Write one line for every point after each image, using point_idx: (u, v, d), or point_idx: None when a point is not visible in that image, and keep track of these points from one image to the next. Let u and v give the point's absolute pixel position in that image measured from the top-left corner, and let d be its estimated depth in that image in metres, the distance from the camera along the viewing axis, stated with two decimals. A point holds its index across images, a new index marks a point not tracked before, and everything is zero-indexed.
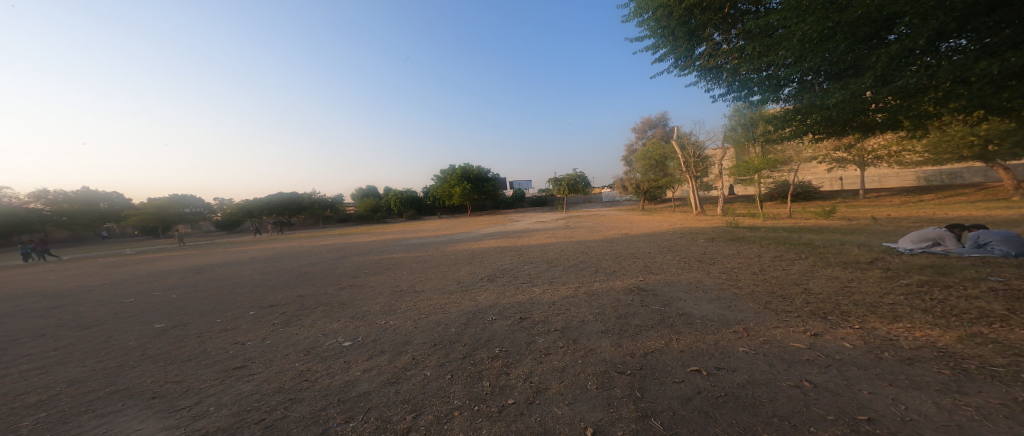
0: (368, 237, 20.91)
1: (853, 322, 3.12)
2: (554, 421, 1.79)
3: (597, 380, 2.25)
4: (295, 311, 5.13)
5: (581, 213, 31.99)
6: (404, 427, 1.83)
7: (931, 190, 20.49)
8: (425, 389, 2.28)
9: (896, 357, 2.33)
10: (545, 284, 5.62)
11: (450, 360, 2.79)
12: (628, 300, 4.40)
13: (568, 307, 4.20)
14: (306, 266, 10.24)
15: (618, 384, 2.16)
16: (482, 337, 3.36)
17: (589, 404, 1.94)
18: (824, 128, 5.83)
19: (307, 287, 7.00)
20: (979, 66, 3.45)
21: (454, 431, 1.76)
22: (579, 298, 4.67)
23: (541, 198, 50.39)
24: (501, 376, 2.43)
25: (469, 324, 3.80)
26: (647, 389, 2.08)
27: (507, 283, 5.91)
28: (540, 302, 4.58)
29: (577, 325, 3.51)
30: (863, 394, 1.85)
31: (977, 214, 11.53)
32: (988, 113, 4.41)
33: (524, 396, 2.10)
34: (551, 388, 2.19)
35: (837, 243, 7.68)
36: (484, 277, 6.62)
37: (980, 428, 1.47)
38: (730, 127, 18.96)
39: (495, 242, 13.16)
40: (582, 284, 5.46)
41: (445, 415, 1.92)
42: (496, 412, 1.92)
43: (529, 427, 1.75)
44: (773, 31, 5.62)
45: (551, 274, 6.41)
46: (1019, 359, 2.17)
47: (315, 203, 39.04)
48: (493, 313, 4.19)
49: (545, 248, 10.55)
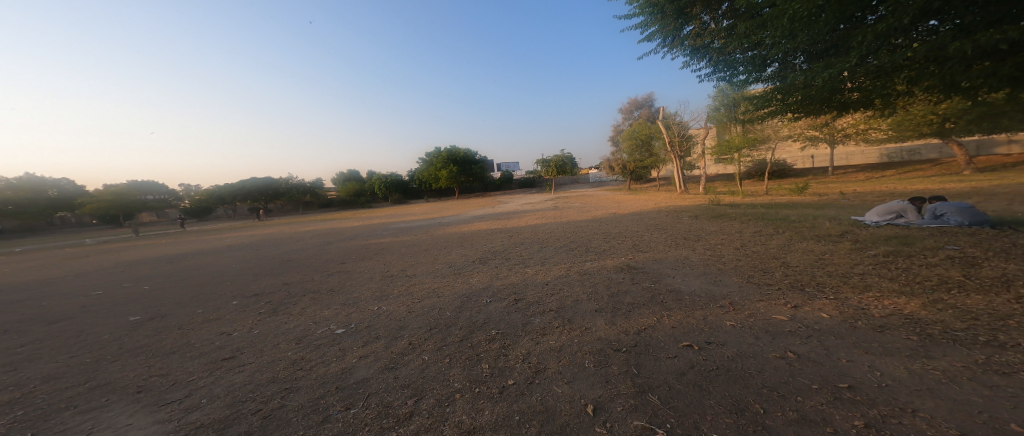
0: (352, 222, 20.41)
1: (829, 293, 3.34)
2: (554, 400, 1.86)
3: (595, 358, 2.33)
4: (281, 300, 5.03)
5: (569, 194, 32.25)
6: (406, 411, 1.86)
7: (893, 166, 21.77)
8: (425, 373, 2.31)
9: (869, 326, 2.52)
10: (537, 265, 5.71)
11: (447, 344, 2.82)
12: (619, 278, 4.55)
13: (562, 287, 4.30)
14: (289, 253, 9.99)
15: (615, 362, 2.25)
16: (477, 319, 3.40)
17: (587, 382, 2.01)
18: (804, 108, 5.95)
19: (292, 275, 6.85)
20: (954, 46, 3.56)
21: (457, 414, 1.80)
22: (571, 277, 4.78)
23: (530, 180, 50.38)
24: (500, 358, 2.48)
25: (464, 308, 3.84)
26: (642, 365, 2.18)
27: (500, 265, 5.96)
28: (534, 282, 4.67)
29: (572, 304, 3.61)
30: (843, 362, 2.01)
31: (935, 188, 12.33)
32: (954, 91, 4.62)
33: (524, 376, 2.16)
34: (550, 367, 2.25)
35: (810, 218, 8.10)
36: (476, 259, 6.64)
37: (945, 390, 1.63)
38: (713, 107, 19.28)
39: (486, 224, 13.14)
40: (574, 264, 5.57)
41: (446, 398, 1.96)
42: (497, 393, 1.98)
43: (531, 406, 1.81)
44: (760, 9, 5.60)
45: (543, 255, 6.51)
46: (974, 323, 2.42)
47: (291, 188, 36.87)
48: (487, 295, 4.25)
49: (535, 229, 10.61)
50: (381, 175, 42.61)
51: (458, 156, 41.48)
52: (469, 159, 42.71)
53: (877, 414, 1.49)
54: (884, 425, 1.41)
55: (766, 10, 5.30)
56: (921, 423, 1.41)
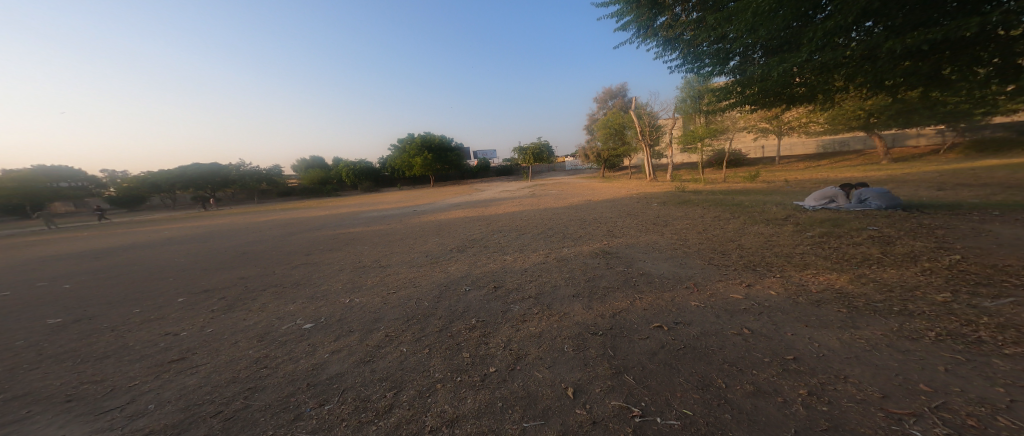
0: (316, 211, 19.28)
1: (776, 272, 3.69)
2: (535, 385, 1.92)
3: (573, 342, 2.43)
4: (238, 295, 4.70)
5: (544, 181, 32.51)
6: (385, 404, 1.85)
7: (830, 156, 24.13)
8: (403, 365, 2.29)
9: (809, 301, 2.84)
10: (515, 252, 5.76)
11: (426, 334, 2.80)
12: (594, 263, 4.72)
13: (540, 273, 4.39)
14: (246, 245, 9.29)
15: (592, 345, 2.36)
16: (457, 308, 3.40)
17: (566, 367, 2.09)
18: (760, 100, 6.35)
19: (250, 268, 6.39)
20: (887, 46, 3.95)
21: (439, 404, 1.81)
22: (549, 263, 4.88)
23: (506, 168, 50.01)
24: (480, 346, 2.51)
25: (443, 297, 3.81)
26: (618, 347, 2.30)
27: (477, 253, 5.94)
28: (513, 269, 4.73)
29: (550, 290, 3.70)
30: (789, 336, 2.25)
31: (863, 175, 13.85)
32: (885, 88, 5.13)
33: (505, 363, 2.21)
34: (530, 353, 2.32)
35: (761, 203, 8.82)
36: (453, 248, 6.57)
37: (869, 357, 1.89)
38: (681, 99, 20.13)
39: (462, 213, 12.95)
40: (552, 250, 5.68)
41: (427, 389, 1.96)
42: (479, 381, 2.00)
43: (513, 392, 1.86)
44: (727, 3, 5.85)
45: (521, 242, 6.57)
46: (891, 295, 2.80)
47: (243, 175, 33.81)
48: (466, 283, 4.25)
49: (513, 216, 10.62)
50: (348, 162, 40.34)
51: (432, 143, 40.10)
52: (445, 146, 41.37)
53: (816, 382, 1.70)
54: (823, 392, 1.61)
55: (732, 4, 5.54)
56: (851, 388, 1.62)
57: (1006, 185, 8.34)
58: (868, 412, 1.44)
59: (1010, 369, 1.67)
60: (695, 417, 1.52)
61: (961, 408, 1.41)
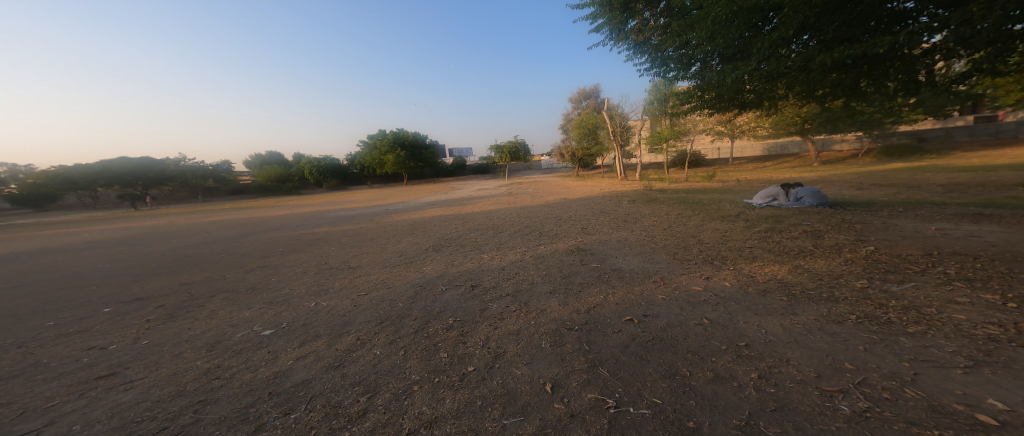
0: (274, 210, 17.91)
1: (730, 265, 4.01)
2: (515, 382, 1.94)
3: (550, 338, 2.48)
4: (182, 303, 4.27)
5: (518, 180, 32.66)
6: (359, 409, 1.77)
7: (775, 158, 26.57)
8: (377, 369, 2.21)
9: (757, 290, 3.12)
10: (492, 251, 5.74)
11: (401, 336, 2.72)
12: (569, 259, 4.83)
13: (517, 271, 4.42)
14: (192, 248, 8.44)
15: (568, 340, 2.42)
16: (433, 308, 3.33)
17: (545, 362, 2.13)
18: (717, 105, 6.83)
19: (196, 273, 5.82)
20: (821, 58, 4.41)
21: (416, 405, 1.77)
22: (526, 261, 4.93)
23: (483, 167, 49.36)
24: (458, 345, 2.48)
25: (418, 297, 3.72)
26: (593, 341, 2.38)
27: (454, 252, 5.85)
28: (489, 268, 4.71)
29: (527, 288, 3.74)
30: (742, 324, 2.46)
31: (802, 175, 15.41)
32: (819, 98, 5.73)
33: (484, 362, 2.21)
34: (509, 351, 2.33)
35: (718, 201, 9.51)
36: (429, 247, 6.41)
37: (806, 340, 2.12)
38: (648, 101, 21.15)
39: (437, 211, 12.65)
40: (528, 248, 5.73)
41: (403, 392, 1.90)
42: (457, 381, 1.98)
43: (492, 390, 1.86)
44: (690, 11, 6.23)
45: (498, 240, 6.56)
46: (823, 283, 3.15)
47: (183, 170, 30.41)
48: (442, 283, 4.17)
49: (489, 215, 10.55)
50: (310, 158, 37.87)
51: (406, 140, 38.65)
52: (417, 142, 39.99)
53: (765, 366, 1.87)
54: (770, 375, 1.78)
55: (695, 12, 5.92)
56: (792, 370, 1.81)
57: (911, 185, 9.67)
58: (807, 391, 1.61)
59: (912, 346, 1.95)
60: (664, 405, 1.62)
61: (876, 382, 1.63)
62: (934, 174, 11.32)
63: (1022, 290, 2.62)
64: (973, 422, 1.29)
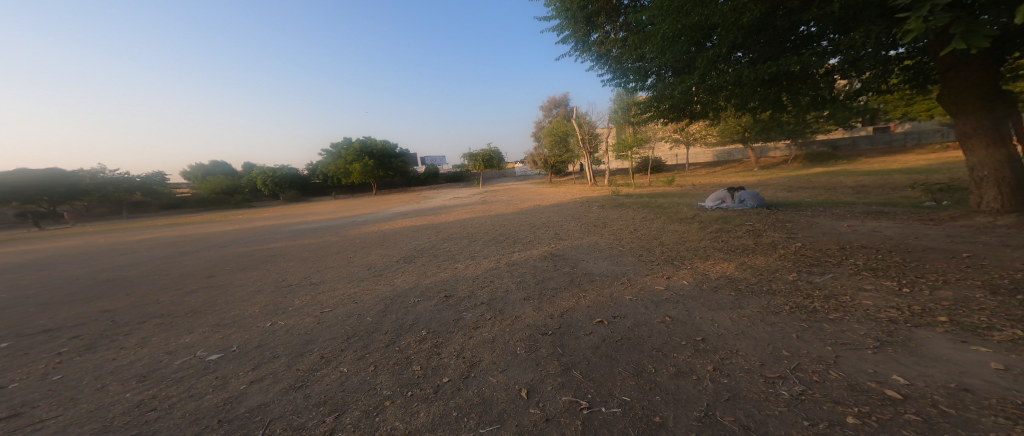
0: (219, 226, 16.25)
1: (688, 264, 4.31)
2: (490, 390, 1.93)
3: (525, 344, 2.49)
4: (105, 332, 3.73)
5: (489, 187, 32.62)
6: (325, 430, 1.66)
7: (724, 164, 28.99)
8: (345, 386, 2.08)
9: (711, 287, 3.37)
10: (466, 260, 5.67)
11: (370, 351, 2.59)
12: (543, 265, 4.90)
13: (492, 279, 4.40)
14: (119, 270, 7.41)
15: (543, 345, 2.45)
16: (405, 321, 3.21)
17: (520, 368, 2.14)
18: (671, 114, 7.32)
19: (123, 299, 5.11)
20: (752, 73, 4.94)
21: (389, 421, 1.69)
22: (500, 269, 4.92)
23: (455, 176, 48.61)
24: (433, 357, 2.42)
25: (389, 310, 3.57)
26: (566, 344, 2.44)
27: (426, 263, 5.69)
28: (464, 277, 4.64)
29: (502, 295, 3.73)
30: (699, 319, 2.64)
31: (747, 179, 16.96)
32: (755, 110, 6.36)
33: (459, 372, 2.17)
34: (484, 359, 2.31)
35: (676, 205, 10.16)
36: (400, 259, 6.18)
37: (753, 331, 2.33)
38: (613, 110, 22.30)
39: (408, 222, 12.25)
40: (503, 256, 5.73)
41: (374, 408, 1.81)
42: (432, 393, 1.93)
43: (468, 400, 1.83)
44: (645, 27, 6.72)
45: (473, 249, 6.49)
46: (764, 277, 3.48)
47: (103, 183, 26.64)
48: (414, 295, 4.04)
49: (463, 223, 10.41)
50: (262, 168, 35.11)
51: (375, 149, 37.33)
52: (387, 151, 38.64)
53: (719, 358, 2.03)
54: (723, 366, 1.93)
55: (648, 27, 6.39)
56: (741, 360, 1.98)
57: (832, 187, 11.04)
58: (754, 379, 1.77)
59: (834, 331, 2.22)
60: (633, 403, 1.69)
61: (808, 366, 1.82)
62: (850, 177, 13.00)
63: (913, 276, 3.09)
64: (883, 396, 1.49)
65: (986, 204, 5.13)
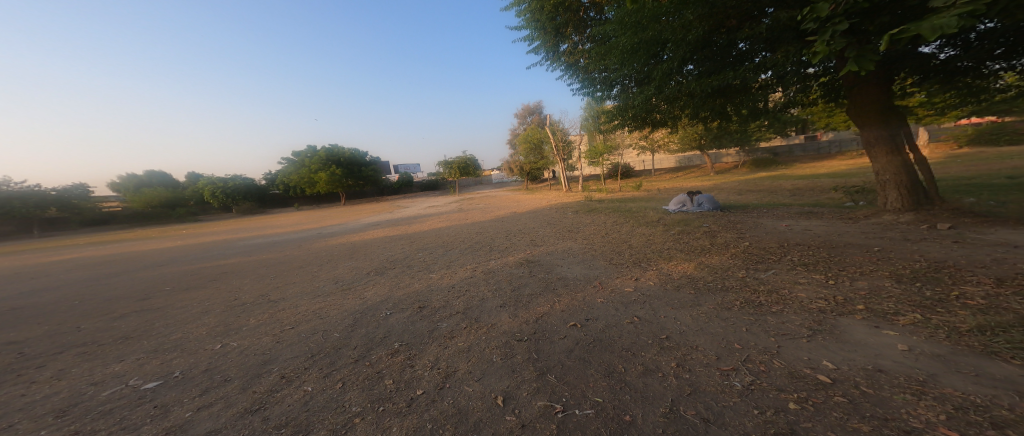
0: (161, 242, 14.74)
1: (654, 265, 4.51)
2: (465, 399, 1.90)
3: (501, 351, 2.48)
4: (13, 365, 3.24)
5: (463, 195, 32.37)
6: None
7: (686, 169, 30.85)
8: (310, 406, 1.96)
9: (675, 286, 3.55)
10: (441, 269, 5.56)
11: (338, 368, 2.46)
12: (518, 272, 4.92)
13: (467, 288, 4.34)
14: (35, 296, 6.49)
15: (518, 351, 2.46)
16: (376, 335, 3.08)
17: (496, 376, 2.12)
18: (636, 123, 7.68)
19: (39, 328, 4.48)
20: (702, 85, 5.35)
21: None
22: (476, 277, 4.87)
23: (428, 184, 47.68)
24: (406, 370, 2.33)
25: (359, 325, 3.41)
26: (540, 350, 2.46)
27: (399, 274, 5.51)
28: (439, 287, 4.54)
29: (477, 304, 3.69)
30: (665, 318, 2.77)
31: (706, 184, 18.14)
32: (708, 119, 6.84)
33: (433, 383, 2.11)
34: (459, 369, 2.27)
35: (643, 209, 10.64)
36: (371, 271, 5.94)
37: (713, 327, 2.47)
38: (584, 118, 23.05)
39: (380, 232, 11.81)
40: (479, 264, 5.68)
41: (342, 427, 1.72)
42: (405, 407, 1.86)
43: (442, 411, 1.79)
44: (608, 39, 7.08)
45: (448, 258, 6.38)
46: (720, 275, 3.72)
47: (11, 198, 23.25)
48: (386, 308, 3.89)
49: (438, 232, 10.22)
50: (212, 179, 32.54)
51: (342, 157, 35.82)
52: (356, 159, 37.13)
53: (682, 354, 2.14)
54: (686, 362, 2.04)
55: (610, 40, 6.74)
56: (701, 355, 2.10)
57: (779, 190, 12.08)
58: (711, 372, 1.88)
59: (778, 323, 2.42)
60: (605, 403, 1.74)
61: (757, 357, 1.97)
62: (793, 181, 14.31)
63: (840, 270, 3.45)
64: (817, 382, 1.64)
65: (890, 204, 5.85)
